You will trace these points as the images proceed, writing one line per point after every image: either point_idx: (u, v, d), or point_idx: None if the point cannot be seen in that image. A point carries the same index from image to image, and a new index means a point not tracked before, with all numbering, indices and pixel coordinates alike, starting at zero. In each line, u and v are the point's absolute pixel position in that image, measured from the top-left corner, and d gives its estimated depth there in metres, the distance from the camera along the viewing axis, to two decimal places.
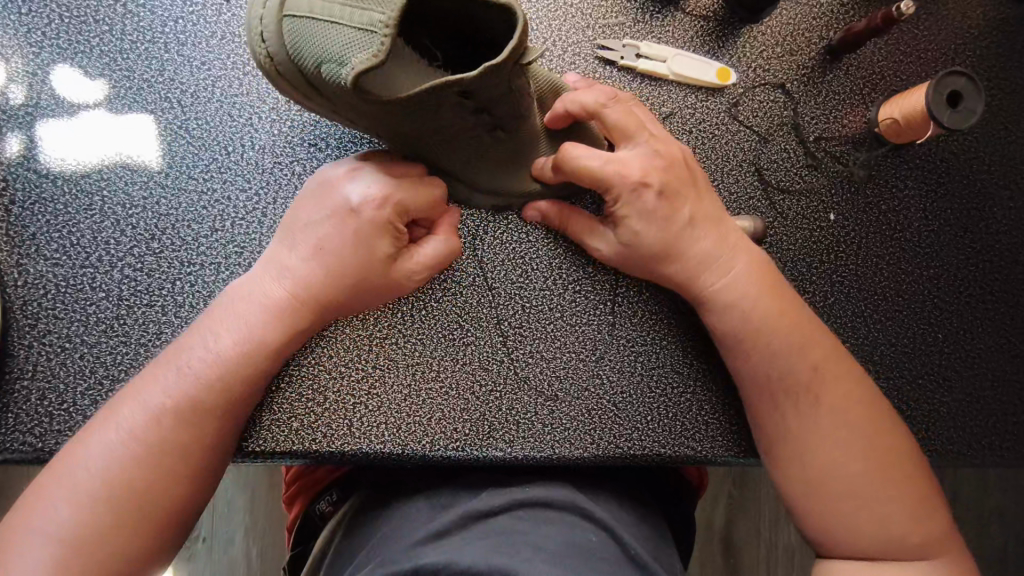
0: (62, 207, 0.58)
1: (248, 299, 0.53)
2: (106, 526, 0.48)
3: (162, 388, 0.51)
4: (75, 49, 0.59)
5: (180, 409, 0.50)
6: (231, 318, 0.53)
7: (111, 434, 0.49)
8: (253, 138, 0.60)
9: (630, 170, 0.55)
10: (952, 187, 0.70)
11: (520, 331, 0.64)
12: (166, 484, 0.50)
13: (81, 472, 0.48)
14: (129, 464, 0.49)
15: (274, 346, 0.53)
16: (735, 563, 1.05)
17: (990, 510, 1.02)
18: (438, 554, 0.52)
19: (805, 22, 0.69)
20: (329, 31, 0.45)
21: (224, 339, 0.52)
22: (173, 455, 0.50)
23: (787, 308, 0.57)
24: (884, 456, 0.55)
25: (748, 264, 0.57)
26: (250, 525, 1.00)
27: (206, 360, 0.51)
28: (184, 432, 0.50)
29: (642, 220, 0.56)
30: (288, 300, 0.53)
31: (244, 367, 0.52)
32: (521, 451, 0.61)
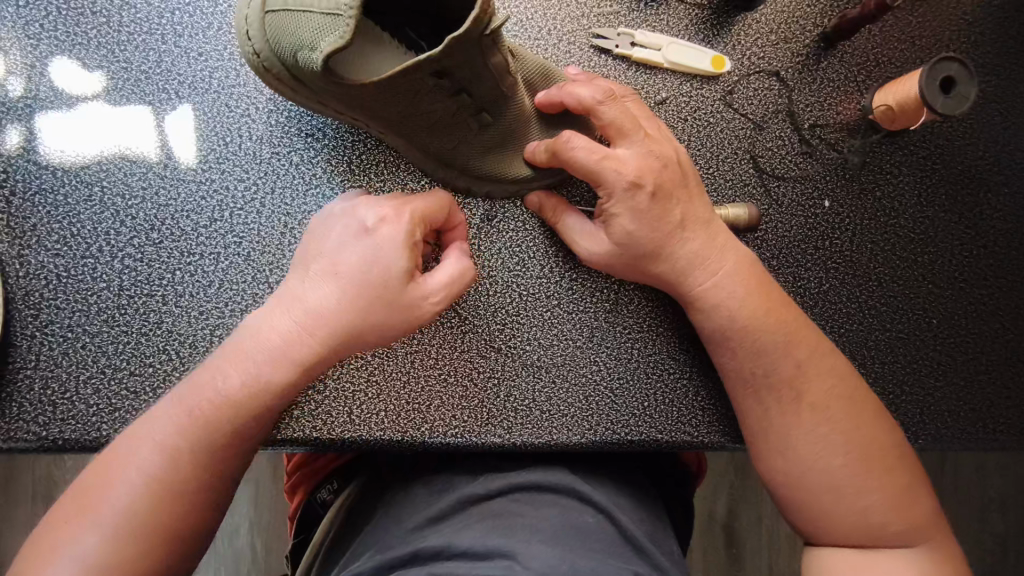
0: (62, 198, 0.58)
1: (259, 332, 0.51)
2: (124, 557, 0.46)
3: (176, 419, 0.50)
4: (73, 41, 0.60)
5: (192, 443, 0.49)
6: (242, 350, 0.51)
7: (131, 465, 0.48)
8: (251, 129, 0.61)
9: (626, 169, 0.55)
10: (946, 173, 0.70)
11: (517, 319, 0.64)
12: (184, 513, 0.49)
13: (103, 501, 0.47)
14: (150, 495, 0.48)
15: (283, 379, 0.51)
16: (737, 551, 1.06)
17: (990, 498, 1.02)
18: (438, 537, 0.53)
19: (799, 9, 0.70)
20: (299, 20, 0.47)
21: (235, 373, 0.51)
22: (186, 490, 0.49)
23: (778, 306, 0.57)
24: (872, 445, 0.56)
25: (737, 262, 0.58)
26: (254, 516, 1.01)
27: (217, 392, 0.50)
28: (191, 466, 0.49)
29: (635, 220, 0.56)
30: (306, 336, 0.51)
31: (254, 399, 0.50)
32: (519, 437, 0.62)
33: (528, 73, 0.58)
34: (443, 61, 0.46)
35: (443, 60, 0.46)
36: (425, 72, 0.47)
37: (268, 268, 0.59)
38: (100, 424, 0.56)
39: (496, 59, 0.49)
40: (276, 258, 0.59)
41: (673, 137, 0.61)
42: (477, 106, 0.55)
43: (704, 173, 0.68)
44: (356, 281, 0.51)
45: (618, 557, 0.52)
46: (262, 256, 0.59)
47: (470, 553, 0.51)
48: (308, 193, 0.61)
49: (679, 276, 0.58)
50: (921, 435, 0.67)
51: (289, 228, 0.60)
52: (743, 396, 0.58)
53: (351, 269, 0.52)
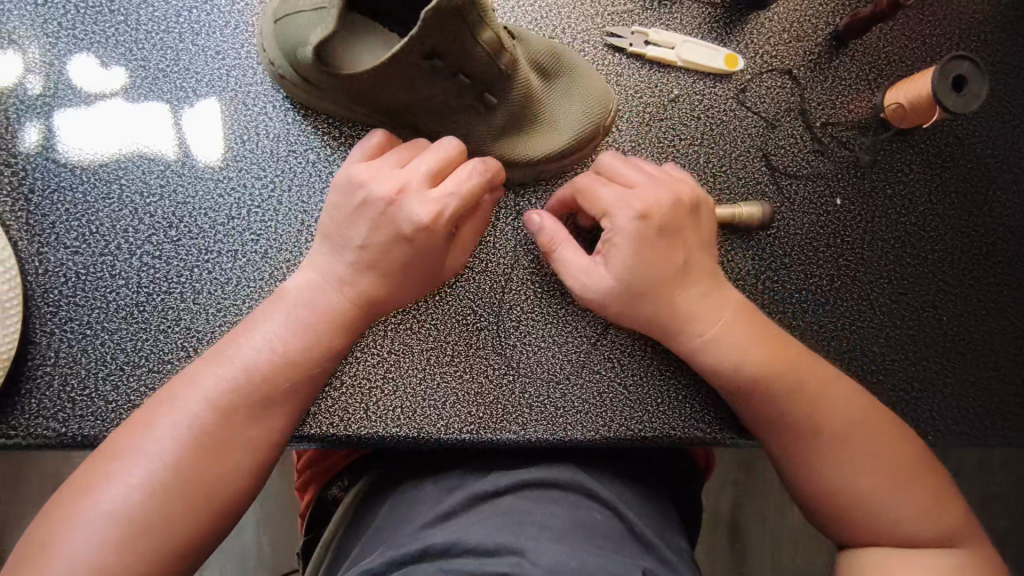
0: (80, 196, 0.58)
1: (306, 297, 0.54)
2: (173, 515, 0.46)
3: (225, 379, 0.50)
4: (92, 39, 0.60)
5: (242, 403, 0.50)
6: (291, 313, 0.53)
7: (177, 421, 0.49)
8: (268, 127, 0.61)
9: (635, 202, 0.57)
10: (956, 171, 0.71)
11: (532, 316, 0.65)
12: (231, 475, 0.49)
13: (148, 457, 0.47)
14: (198, 453, 0.48)
15: (330, 345, 0.54)
16: (741, 546, 1.07)
17: (992, 493, 1.03)
18: (447, 533, 0.53)
19: (811, 8, 0.70)
20: (299, 19, 0.53)
21: (285, 334, 0.52)
22: (234, 449, 0.49)
23: (783, 339, 0.59)
24: (886, 445, 0.56)
25: (738, 302, 0.59)
26: (262, 512, 1.01)
27: (269, 351, 0.52)
28: (240, 428, 0.50)
29: (635, 253, 0.56)
30: (354, 301, 0.54)
31: (305, 363, 0.52)
32: (533, 433, 0.63)
33: (531, 52, 0.60)
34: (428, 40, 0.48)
35: (426, 39, 0.48)
36: (416, 55, 0.50)
37: (285, 265, 0.59)
38: (118, 421, 0.56)
39: (488, 35, 0.50)
40: (294, 255, 0.60)
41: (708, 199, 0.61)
42: (480, 89, 0.56)
43: (716, 171, 0.68)
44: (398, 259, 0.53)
45: (627, 553, 0.53)
46: (279, 253, 0.59)
47: (480, 550, 0.51)
48: (325, 191, 0.61)
49: (674, 318, 0.57)
50: (931, 432, 0.67)
51: (306, 226, 0.60)
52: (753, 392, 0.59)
53: (390, 248, 0.53)
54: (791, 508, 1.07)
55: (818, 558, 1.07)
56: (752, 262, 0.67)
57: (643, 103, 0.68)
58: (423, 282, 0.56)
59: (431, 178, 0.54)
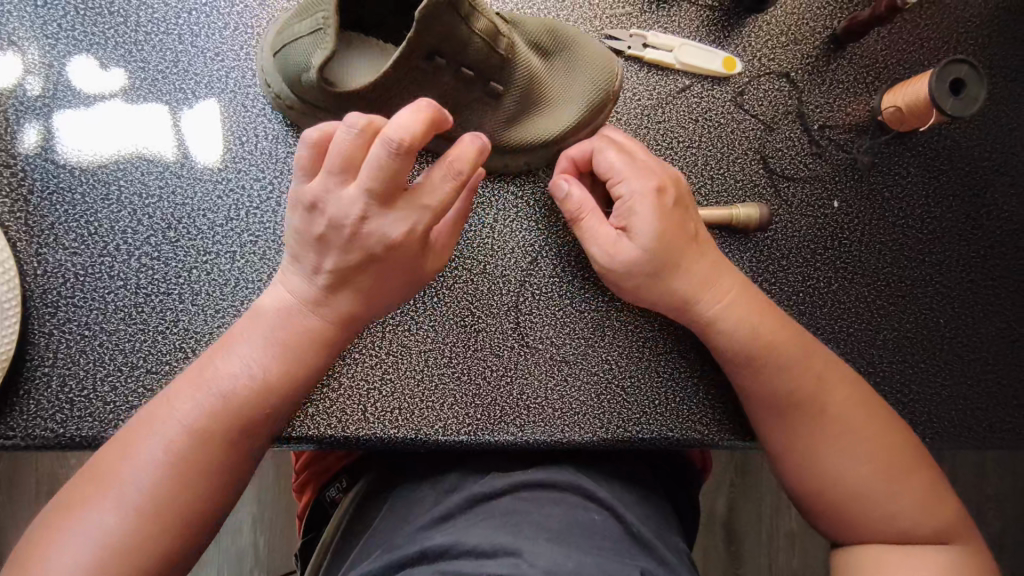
0: (79, 197, 0.59)
1: (283, 316, 0.53)
2: (151, 539, 0.47)
3: (198, 404, 0.50)
4: (91, 41, 0.60)
5: (217, 427, 0.50)
6: (263, 335, 0.52)
7: (152, 448, 0.48)
8: (267, 128, 0.61)
9: (649, 176, 0.58)
10: (954, 174, 0.71)
11: (531, 318, 0.65)
12: (207, 495, 0.49)
13: (122, 488, 0.47)
14: (174, 479, 0.48)
15: (309, 364, 0.53)
16: (737, 549, 1.07)
17: (989, 496, 1.03)
18: (446, 535, 0.54)
19: (809, 11, 0.70)
20: (295, 45, 0.53)
21: (258, 356, 0.52)
22: (209, 474, 0.49)
23: (782, 317, 0.59)
24: (889, 447, 0.56)
25: (742, 279, 0.60)
26: (259, 513, 1.02)
27: (244, 375, 0.51)
28: (216, 451, 0.50)
29: (659, 216, 0.57)
30: (330, 318, 0.54)
31: (281, 384, 0.52)
32: (531, 435, 0.63)
33: (530, 36, 0.62)
34: (426, 37, 0.50)
35: (423, 37, 0.50)
36: (417, 54, 0.51)
37: (285, 266, 0.59)
38: (117, 422, 0.56)
39: (482, 24, 0.52)
40: None
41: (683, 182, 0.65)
42: (483, 81, 0.57)
43: (714, 173, 0.68)
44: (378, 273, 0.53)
45: (625, 553, 0.53)
46: (278, 254, 0.60)
47: (478, 552, 0.51)
48: None
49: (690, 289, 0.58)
50: (928, 434, 0.67)
51: None
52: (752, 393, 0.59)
53: (376, 255, 0.52)
54: (788, 510, 1.07)
55: (815, 560, 1.07)
56: (750, 264, 0.67)
57: (641, 106, 0.68)
58: (404, 285, 0.55)
59: (411, 175, 0.51)
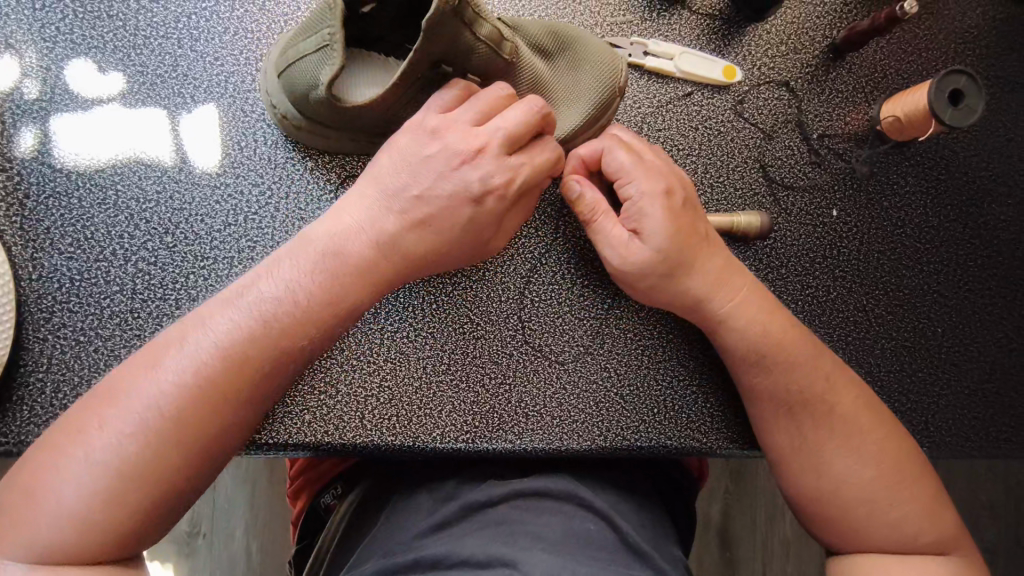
0: (75, 202, 0.58)
1: (332, 242, 0.50)
2: (164, 459, 0.44)
3: (241, 324, 0.47)
4: (89, 44, 0.60)
5: (252, 356, 0.47)
6: (312, 261, 0.50)
7: (181, 363, 0.46)
8: (266, 134, 0.61)
9: (656, 177, 0.57)
10: (951, 184, 0.71)
11: (529, 325, 0.65)
12: (230, 422, 0.46)
13: (144, 399, 0.44)
14: (198, 399, 0.45)
15: (352, 298, 0.50)
16: (732, 556, 1.07)
17: (984, 504, 1.04)
18: (441, 545, 0.53)
19: (809, 21, 0.70)
20: (303, 62, 0.53)
21: (306, 279, 0.49)
22: (237, 401, 0.46)
23: (788, 320, 0.59)
24: (890, 454, 0.56)
25: (751, 281, 0.59)
26: (252, 520, 1.01)
27: (287, 300, 0.48)
28: (246, 379, 0.47)
29: (670, 219, 0.56)
30: (378, 250, 0.51)
31: (323, 316, 0.49)
32: (529, 443, 0.62)
33: (531, 38, 0.60)
34: (432, 50, 0.49)
35: (429, 51, 0.49)
36: (425, 65, 0.50)
37: None
38: None
39: (487, 30, 0.51)
40: None
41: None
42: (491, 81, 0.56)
43: (713, 181, 0.68)
44: (451, 222, 0.52)
45: (621, 564, 0.53)
46: None
47: (473, 563, 0.50)
48: (322, 199, 0.61)
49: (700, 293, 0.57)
50: (926, 443, 0.68)
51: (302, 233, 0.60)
52: (752, 406, 0.59)
53: (450, 211, 0.52)
54: (783, 517, 1.07)
55: (810, 568, 1.07)
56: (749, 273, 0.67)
57: (641, 113, 0.68)
58: (469, 249, 0.54)
59: (507, 142, 0.52)
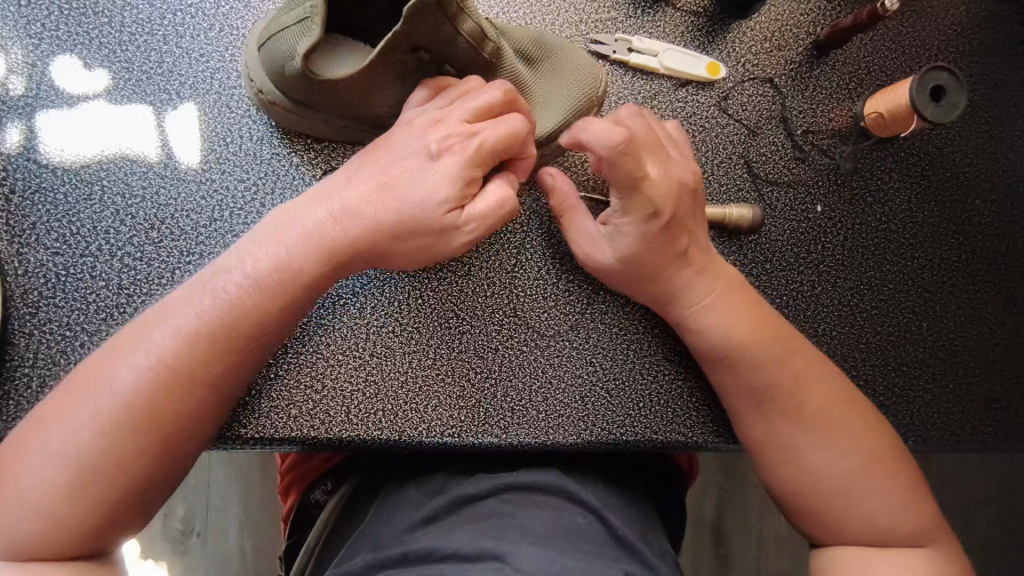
0: (62, 197, 0.58)
1: (287, 231, 0.53)
2: (124, 447, 0.47)
3: (194, 312, 0.50)
4: (75, 40, 0.60)
5: (207, 342, 0.49)
6: (268, 249, 0.52)
7: (138, 355, 0.48)
8: (251, 130, 0.61)
9: (651, 196, 0.56)
10: (935, 179, 0.72)
11: (515, 319, 0.65)
12: (188, 406, 0.49)
13: (103, 392, 0.47)
14: (154, 387, 0.48)
15: (308, 282, 0.52)
16: (725, 551, 1.07)
17: (974, 499, 1.04)
18: (429, 539, 0.54)
19: (793, 18, 0.71)
20: (284, 34, 0.53)
21: (260, 267, 0.51)
22: (193, 386, 0.49)
23: (770, 324, 0.58)
24: (868, 447, 0.56)
25: (728, 282, 0.59)
26: (245, 517, 1.01)
27: (240, 287, 0.51)
28: (202, 364, 0.49)
29: (642, 241, 0.57)
30: (334, 232, 0.52)
31: (277, 299, 0.52)
32: (515, 437, 0.63)
33: (516, 43, 0.61)
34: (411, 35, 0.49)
35: (408, 35, 0.49)
36: (402, 49, 0.51)
37: None
38: None
39: (468, 25, 0.51)
40: None
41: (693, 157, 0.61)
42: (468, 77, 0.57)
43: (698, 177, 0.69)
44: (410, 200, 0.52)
45: (609, 556, 0.53)
46: None
47: (461, 555, 0.51)
48: None
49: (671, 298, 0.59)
50: (911, 437, 0.68)
51: None
52: (734, 401, 0.59)
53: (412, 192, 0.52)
54: (775, 513, 1.08)
55: (802, 563, 1.07)
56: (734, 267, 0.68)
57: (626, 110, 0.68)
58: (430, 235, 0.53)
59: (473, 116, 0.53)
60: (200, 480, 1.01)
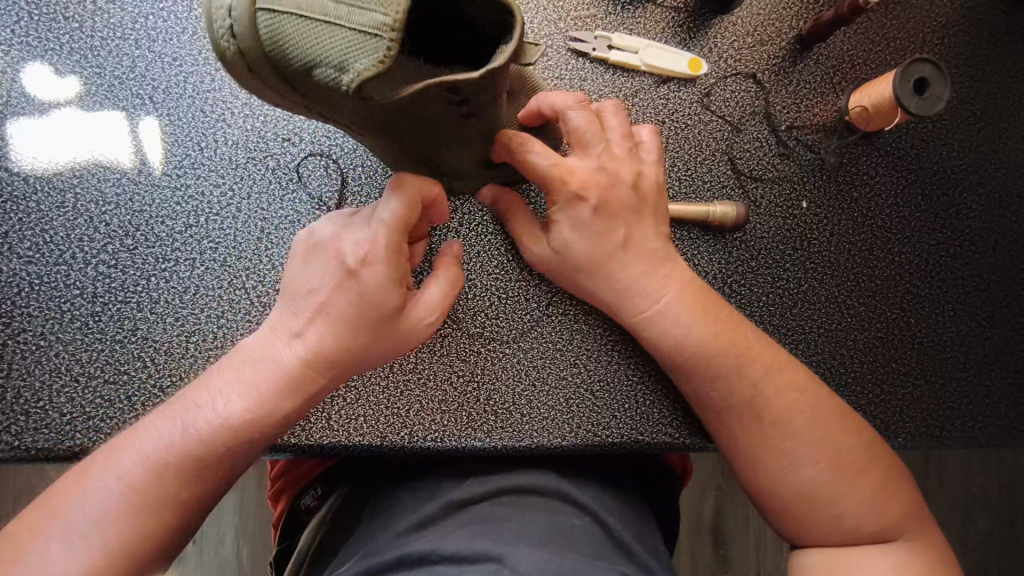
0: (34, 205, 0.58)
1: (256, 353, 0.51)
2: (93, 574, 0.46)
3: (163, 443, 0.49)
4: (45, 46, 0.59)
5: (174, 471, 0.48)
6: (238, 374, 0.50)
7: (110, 478, 0.48)
8: (226, 134, 0.60)
9: (573, 180, 0.56)
10: (922, 174, 0.71)
11: (496, 323, 0.64)
12: (160, 529, 0.48)
13: (75, 516, 0.47)
14: (125, 512, 0.47)
15: (277, 407, 0.50)
16: (725, 552, 1.06)
17: (976, 494, 1.03)
18: (424, 542, 0.53)
19: (775, 13, 0.70)
20: (326, 28, 0.37)
21: (229, 397, 0.50)
22: (164, 511, 0.48)
23: (724, 323, 0.57)
24: (838, 446, 0.55)
25: (678, 284, 0.58)
26: (241, 524, 1.00)
27: (212, 426, 0.49)
28: (176, 488, 0.48)
29: (576, 231, 0.57)
30: (292, 357, 0.50)
31: (246, 426, 0.49)
32: (499, 441, 0.62)
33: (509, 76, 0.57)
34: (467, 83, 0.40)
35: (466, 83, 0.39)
36: (440, 91, 0.41)
37: (245, 273, 0.59)
38: (73, 432, 0.55)
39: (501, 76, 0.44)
40: (254, 262, 0.59)
41: (653, 161, 0.61)
42: (468, 117, 0.48)
43: (682, 174, 0.68)
44: (347, 304, 0.49)
45: (606, 558, 0.52)
46: (239, 261, 0.59)
47: (457, 557, 0.50)
48: (286, 197, 0.60)
49: (619, 291, 0.58)
50: (902, 434, 0.67)
51: (265, 232, 0.59)
52: (711, 410, 0.58)
53: (345, 294, 0.49)
54: None
55: None
56: (720, 265, 0.67)
57: None
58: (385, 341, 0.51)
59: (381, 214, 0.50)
60: None
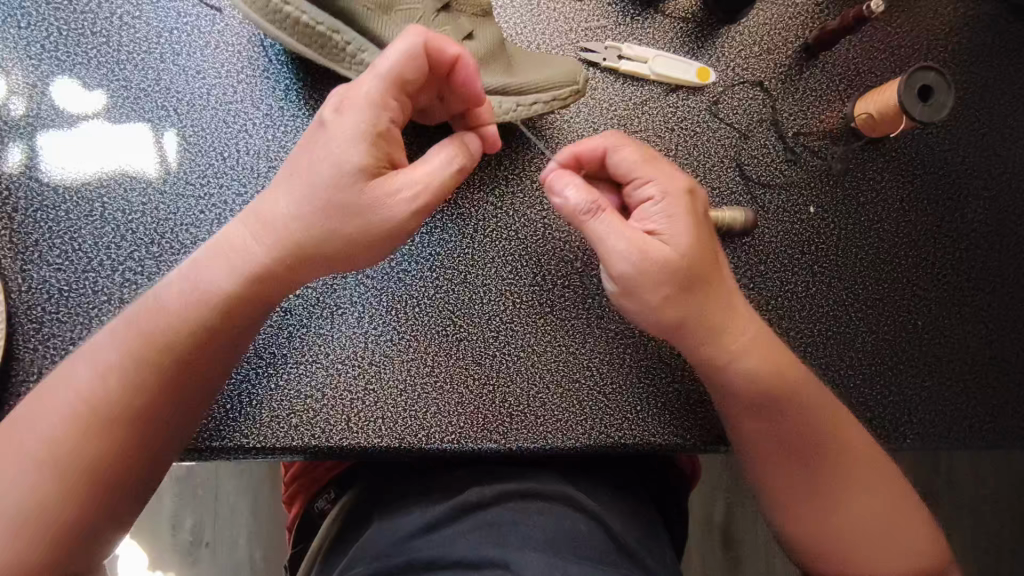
0: (62, 214, 0.59)
1: (217, 253, 0.54)
2: (76, 453, 0.49)
3: (127, 325, 0.52)
4: (74, 60, 0.61)
5: (141, 355, 0.51)
6: (200, 268, 0.54)
7: (88, 364, 0.51)
8: (248, 144, 0.62)
9: (651, 260, 0.58)
10: (927, 178, 0.72)
11: (511, 327, 0.65)
12: (128, 425, 0.51)
13: (62, 401, 0.50)
14: (108, 396, 0.51)
15: (236, 302, 0.54)
16: (734, 554, 1.07)
17: (983, 495, 1.04)
18: (433, 546, 0.55)
19: (782, 22, 0.72)
20: None
21: (192, 286, 0.54)
22: (136, 404, 0.51)
23: (758, 360, 0.59)
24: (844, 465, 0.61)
25: (734, 339, 0.59)
26: (254, 526, 1.02)
27: (173, 309, 0.53)
28: (144, 375, 0.51)
29: (692, 305, 0.58)
30: (255, 254, 0.54)
31: (210, 312, 0.53)
32: (514, 443, 0.63)
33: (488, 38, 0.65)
34: None
35: None
36: None
37: None
38: None
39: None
40: None
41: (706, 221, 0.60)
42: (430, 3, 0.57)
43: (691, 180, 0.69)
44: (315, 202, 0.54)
45: (612, 564, 0.53)
46: None
47: (465, 563, 0.52)
48: None
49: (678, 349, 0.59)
50: (910, 434, 0.68)
51: None
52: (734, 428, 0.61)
53: (315, 186, 0.53)
54: None
55: None
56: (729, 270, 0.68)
57: (617, 115, 0.69)
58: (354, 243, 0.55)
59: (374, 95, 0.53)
60: (209, 489, 1.02)
